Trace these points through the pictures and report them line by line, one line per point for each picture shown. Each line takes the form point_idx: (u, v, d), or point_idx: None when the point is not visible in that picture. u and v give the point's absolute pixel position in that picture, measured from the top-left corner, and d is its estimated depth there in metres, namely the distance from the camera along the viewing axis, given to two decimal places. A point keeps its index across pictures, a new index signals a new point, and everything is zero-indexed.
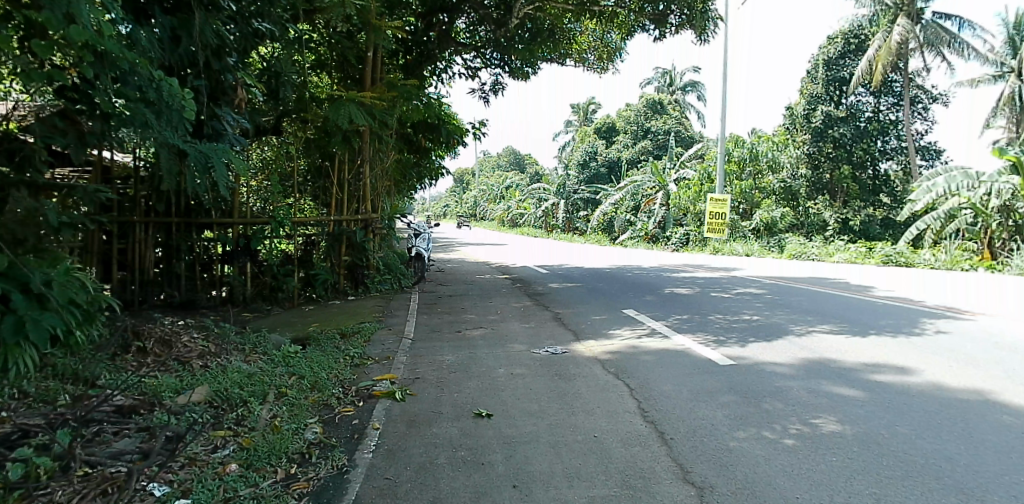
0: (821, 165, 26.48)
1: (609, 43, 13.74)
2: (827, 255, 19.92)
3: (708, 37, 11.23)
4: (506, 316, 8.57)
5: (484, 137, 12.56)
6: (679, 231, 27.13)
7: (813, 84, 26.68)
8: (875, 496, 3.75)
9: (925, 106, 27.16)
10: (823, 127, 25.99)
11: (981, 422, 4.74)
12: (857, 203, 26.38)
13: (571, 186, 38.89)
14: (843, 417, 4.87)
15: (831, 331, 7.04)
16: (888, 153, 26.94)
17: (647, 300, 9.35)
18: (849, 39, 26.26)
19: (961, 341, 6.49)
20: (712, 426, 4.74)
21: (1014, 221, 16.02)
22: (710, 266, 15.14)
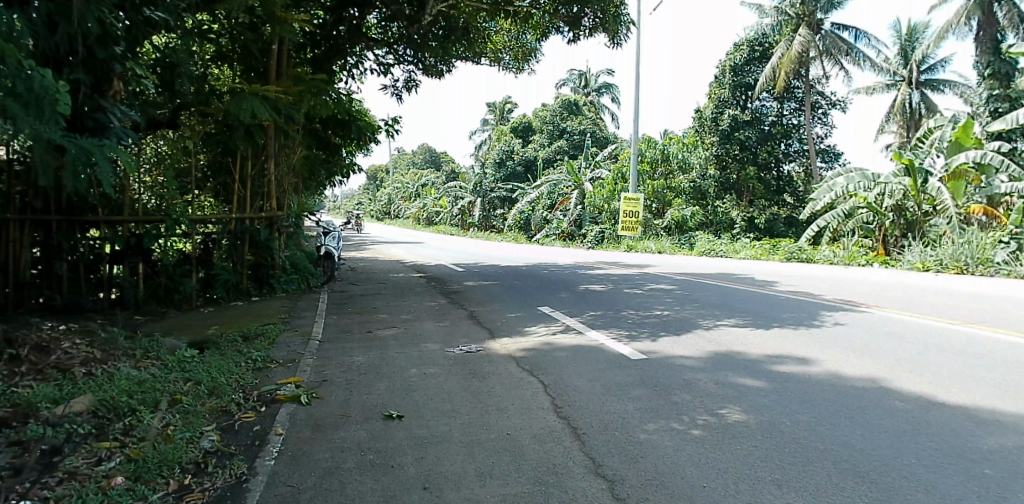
0: (728, 166, 27.87)
1: (524, 44, 13.88)
2: (733, 251, 20.83)
3: (620, 41, 11.52)
4: (419, 315, 8.43)
5: (396, 135, 12.35)
6: (594, 229, 27.51)
7: (721, 89, 28.13)
8: (777, 482, 3.92)
9: (824, 112, 29.11)
10: (729, 130, 27.54)
11: (875, 408, 5.03)
12: (762, 203, 27.91)
13: (487, 184, 39.23)
14: (747, 407, 5.03)
15: (737, 325, 7.30)
16: (790, 156, 28.71)
17: (564, 297, 9.41)
18: (754, 46, 28.02)
19: (857, 331, 6.88)
20: (623, 420, 4.81)
21: (905, 219, 17.01)
22: (624, 263, 15.47)
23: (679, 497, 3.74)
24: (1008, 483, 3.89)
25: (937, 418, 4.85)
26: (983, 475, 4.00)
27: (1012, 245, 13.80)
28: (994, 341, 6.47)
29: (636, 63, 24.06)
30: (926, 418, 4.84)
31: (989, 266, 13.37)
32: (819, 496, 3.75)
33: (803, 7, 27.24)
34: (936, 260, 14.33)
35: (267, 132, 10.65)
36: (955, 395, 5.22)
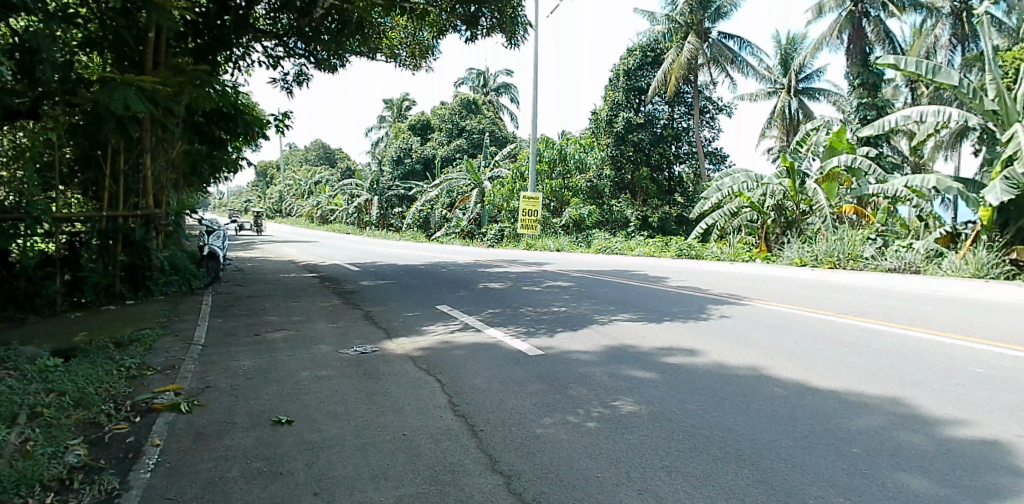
0: (624, 167, 29.93)
1: (422, 40, 13.77)
2: (627, 249, 21.71)
3: (517, 42, 11.69)
4: (312, 317, 8.20)
5: (288, 130, 11.87)
6: (494, 228, 27.92)
7: (615, 92, 29.99)
8: (666, 469, 4.11)
9: (711, 116, 30.86)
10: (624, 132, 29.55)
11: (756, 394, 5.37)
12: (655, 202, 29.72)
13: (385, 182, 39.69)
14: (638, 398, 5.23)
15: (630, 319, 7.57)
16: (681, 158, 30.52)
17: (462, 295, 9.44)
18: (646, 53, 29.65)
19: (740, 323, 7.33)
20: (520, 415, 4.88)
21: (785, 218, 18.26)
22: (522, 262, 15.73)
23: (574, 488, 3.84)
24: (871, 460, 4.28)
25: (810, 402, 5.24)
26: (852, 454, 4.39)
27: (878, 241, 15.08)
28: (859, 329, 7.08)
29: (534, 63, 24.44)
30: (801, 402, 5.24)
31: (858, 261, 14.55)
32: (706, 481, 3.97)
33: (693, 15, 28.22)
34: (812, 256, 15.39)
35: (142, 125, 10.01)
36: (826, 379, 5.67)
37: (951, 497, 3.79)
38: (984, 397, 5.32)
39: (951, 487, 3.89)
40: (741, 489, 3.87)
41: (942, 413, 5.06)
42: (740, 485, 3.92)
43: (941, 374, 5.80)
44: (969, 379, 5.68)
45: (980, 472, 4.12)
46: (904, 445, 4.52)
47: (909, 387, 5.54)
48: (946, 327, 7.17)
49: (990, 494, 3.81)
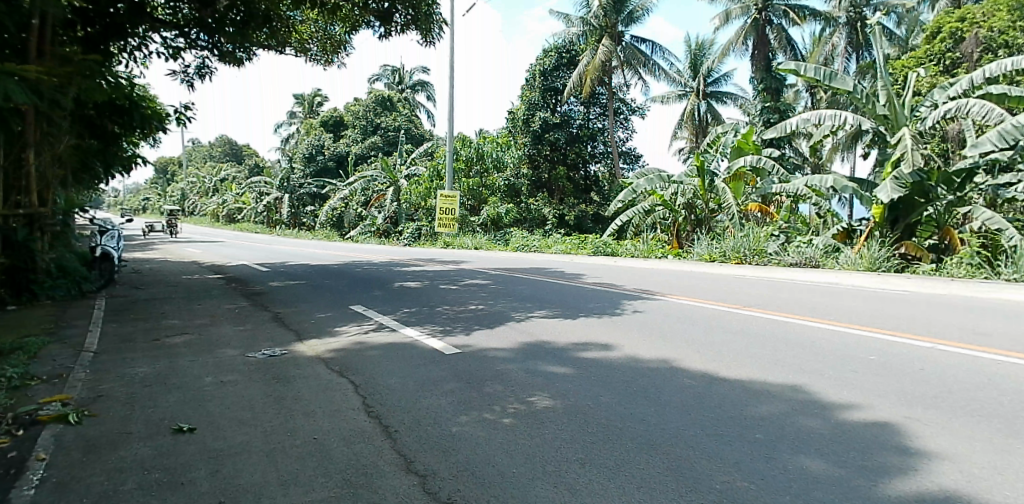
0: (540, 166, 30.22)
1: (332, 35, 13.40)
2: (546, 247, 22.09)
3: (432, 38, 11.69)
4: (216, 320, 7.88)
5: (190, 124, 11.27)
6: (411, 226, 28.01)
7: (532, 92, 30.40)
8: (581, 461, 4.22)
9: (625, 118, 32.00)
10: (540, 132, 29.88)
11: (667, 385, 5.58)
12: (571, 200, 30.26)
13: (296, 180, 38.92)
14: (554, 393, 5.33)
15: (546, 316, 7.69)
16: (596, 157, 31.47)
17: (376, 295, 9.32)
18: (561, 54, 30.29)
19: (653, 317, 7.57)
20: (436, 414, 4.88)
21: (696, 216, 19.12)
22: (440, 260, 15.70)
23: (489, 485, 3.88)
24: (773, 445, 4.54)
25: (717, 391, 5.50)
26: (756, 439, 4.64)
27: (781, 238, 15.92)
28: (763, 321, 7.47)
29: (449, 60, 24.28)
30: (708, 392, 5.48)
31: (763, 256, 15.26)
32: (619, 472, 4.09)
33: (606, 19, 29.09)
34: (721, 252, 16.17)
35: (24, 118, 9.23)
36: (732, 370, 5.95)
37: (844, 477, 4.08)
38: (874, 382, 5.74)
39: (844, 468, 4.19)
40: (653, 478, 4.01)
41: (838, 398, 5.43)
42: (651, 474, 4.07)
43: (836, 361, 6.21)
44: (862, 365, 6.11)
45: (870, 452, 4.45)
46: (803, 429, 4.83)
47: (808, 374, 5.90)
48: (841, 317, 7.69)
49: (878, 473, 4.14)
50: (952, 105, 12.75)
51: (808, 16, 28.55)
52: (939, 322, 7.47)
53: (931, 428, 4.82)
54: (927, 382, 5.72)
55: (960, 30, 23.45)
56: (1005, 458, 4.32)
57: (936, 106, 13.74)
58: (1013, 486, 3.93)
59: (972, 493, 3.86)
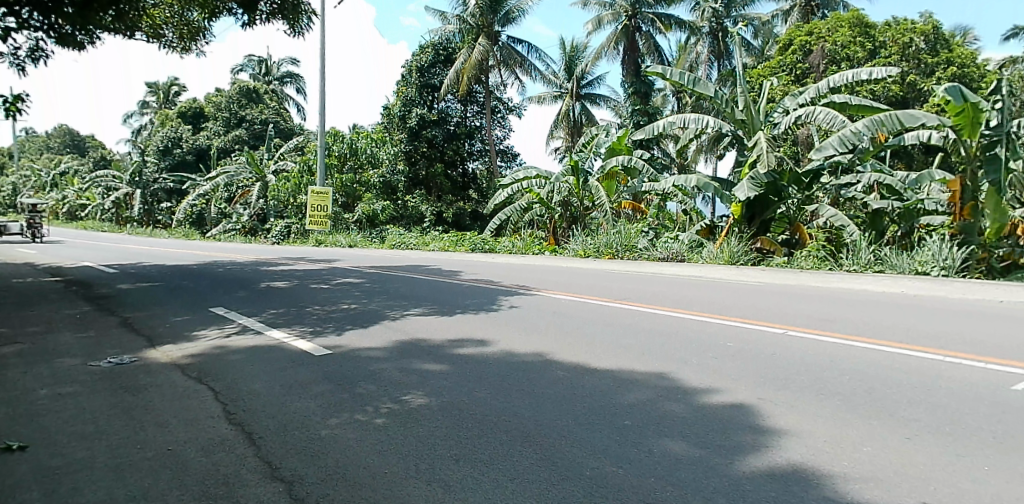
0: (417, 162, 30.30)
1: (190, 21, 12.36)
2: (424, 243, 23.11)
3: (300, 29, 11.38)
4: (54, 327, 7.24)
5: (21, 117, 10.22)
6: (280, 224, 28.95)
7: (408, 87, 30.32)
8: (455, 457, 4.26)
9: (503, 116, 32.67)
10: (417, 128, 29.71)
11: (540, 378, 5.74)
12: (449, 197, 30.49)
13: (149, 174, 40.14)
14: (429, 390, 5.34)
15: (422, 313, 7.70)
16: (474, 155, 31.82)
17: (241, 296, 8.94)
18: (438, 50, 30.32)
19: (528, 312, 7.77)
20: (304, 418, 4.75)
21: (571, 213, 19.97)
22: (311, 259, 15.35)
23: (360, 487, 3.83)
24: (639, 431, 4.79)
25: (588, 381, 5.72)
26: (624, 425, 4.88)
27: (651, 233, 17.01)
28: (632, 313, 7.87)
29: (320, 51, 23.86)
30: (580, 382, 5.69)
31: (634, 251, 16.45)
32: (492, 466, 4.18)
33: (483, 18, 29.57)
34: (595, 247, 17.12)
35: None
36: (602, 360, 6.21)
37: (704, 456, 4.39)
38: (731, 367, 6.20)
39: (703, 448, 4.51)
40: (526, 469, 4.13)
41: (699, 383, 5.81)
42: (523, 465, 4.19)
43: (700, 349, 6.64)
44: (721, 351, 6.58)
45: (728, 432, 4.81)
46: (667, 414, 5.13)
47: (673, 362, 6.27)
48: (704, 307, 8.23)
49: (732, 451, 4.49)
50: (802, 111, 14.05)
51: (674, 24, 30.24)
52: (786, 309, 8.21)
53: (782, 408, 5.28)
54: (778, 365, 6.27)
55: (808, 43, 26.03)
56: (843, 431, 4.82)
57: (787, 112, 14.86)
58: (849, 456, 4.40)
59: (815, 465, 4.27)
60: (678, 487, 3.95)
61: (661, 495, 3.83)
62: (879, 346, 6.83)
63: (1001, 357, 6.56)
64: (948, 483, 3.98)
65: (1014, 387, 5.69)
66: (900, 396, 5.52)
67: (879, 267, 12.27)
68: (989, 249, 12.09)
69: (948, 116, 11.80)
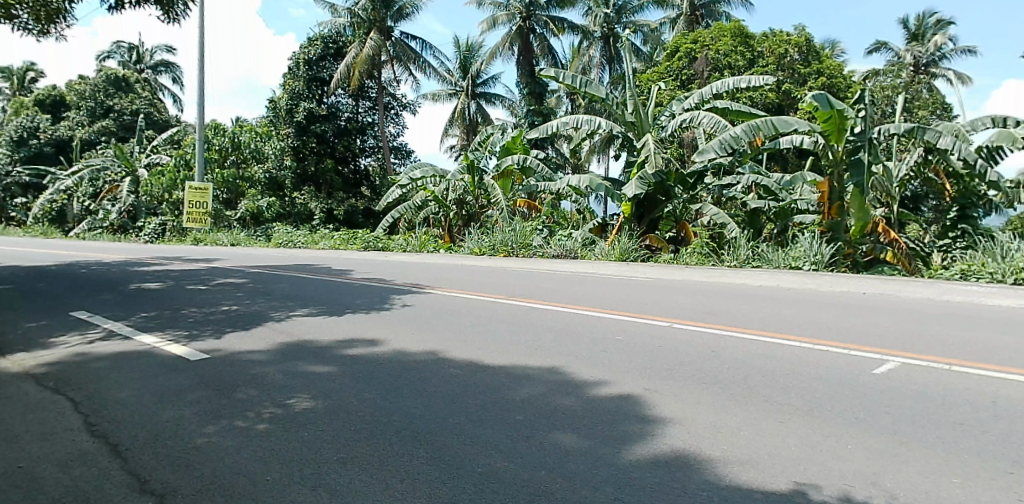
0: (306, 158, 31.45)
1: (49, 1, 11.28)
2: (313, 241, 23.30)
3: (176, 15, 10.74)
4: None
5: None
6: (153, 222, 28.62)
7: (294, 81, 31.15)
8: (342, 460, 4.18)
9: (395, 113, 35.21)
10: (305, 123, 30.81)
11: (431, 376, 5.75)
12: (340, 195, 32.43)
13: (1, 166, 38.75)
14: (315, 393, 5.22)
15: (309, 314, 7.56)
16: (366, 151, 33.67)
17: (107, 299, 8.39)
18: (327, 43, 31.74)
19: (422, 311, 7.80)
20: (178, 427, 4.53)
21: (466, 212, 20.38)
22: (187, 258, 14.79)
23: (239, 495, 3.69)
24: (530, 425, 4.90)
25: (481, 378, 5.79)
26: (516, 421, 4.97)
27: (545, 231, 17.73)
28: (526, 309, 8.05)
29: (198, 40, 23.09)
30: (472, 379, 5.74)
31: (528, 249, 16.72)
32: (381, 467, 4.14)
33: (375, 12, 31.08)
34: (489, 245, 17.40)
35: None
36: (494, 357, 6.30)
37: (592, 448, 4.53)
38: (619, 359, 6.46)
39: (591, 440, 4.66)
40: (416, 469, 4.11)
41: (589, 376, 6.00)
42: (412, 464, 4.17)
43: (590, 343, 6.87)
44: (609, 345, 6.85)
45: (615, 423, 5.00)
46: (557, 407, 5.27)
47: (564, 356, 6.46)
48: (595, 302, 8.53)
49: (620, 442, 4.66)
50: (686, 116, 14.85)
51: (567, 28, 31.03)
52: (671, 302, 8.67)
53: (667, 397, 5.55)
54: (662, 356, 6.59)
55: (694, 51, 27.36)
56: (722, 418, 5.13)
57: (674, 116, 15.77)
58: (727, 440, 4.68)
59: (695, 450, 4.51)
60: (567, 478, 4.05)
61: (550, 487, 3.92)
62: (754, 335, 7.34)
63: (860, 343, 7.22)
64: (814, 461, 4.31)
65: (871, 371, 6.27)
66: (772, 382, 5.95)
67: (756, 262, 13.18)
68: (853, 245, 13.20)
69: (818, 122, 12.76)
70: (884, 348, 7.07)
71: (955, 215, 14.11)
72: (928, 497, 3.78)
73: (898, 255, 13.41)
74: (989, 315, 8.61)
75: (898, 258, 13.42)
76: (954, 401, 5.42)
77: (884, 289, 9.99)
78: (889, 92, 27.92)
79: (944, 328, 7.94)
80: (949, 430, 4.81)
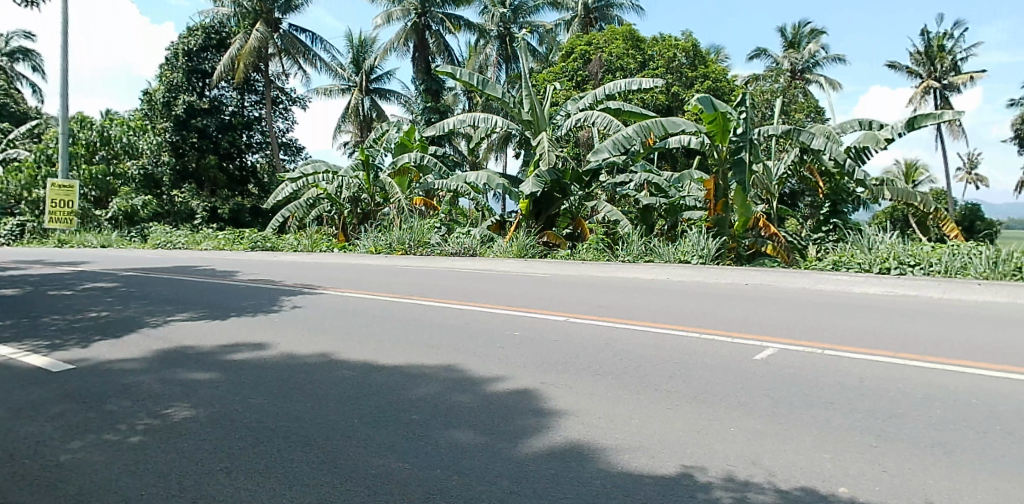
0: (186, 154, 31.07)
1: None
2: (196, 243, 22.92)
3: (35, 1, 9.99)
4: None
5: None
6: (10, 223, 26.55)
7: (174, 73, 30.56)
8: (226, 470, 4.01)
9: (284, 108, 35.20)
10: (185, 117, 30.22)
11: (323, 378, 5.65)
12: (224, 193, 32.35)
13: None
14: (196, 401, 5.01)
15: (189, 319, 7.31)
16: (254, 147, 33.70)
17: None
18: (209, 34, 31.28)
19: (315, 314, 7.68)
20: (38, 444, 4.20)
21: (361, 210, 20.29)
22: (48, 261, 13.94)
23: None
24: (426, 424, 4.89)
25: (374, 378, 5.74)
26: (411, 420, 4.95)
27: (444, 229, 17.72)
28: (422, 308, 8.08)
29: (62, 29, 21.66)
30: (365, 380, 5.69)
31: (425, 246, 17.01)
32: (268, 475, 4.00)
33: (261, 4, 30.07)
34: (386, 244, 17.52)
35: None
36: (389, 357, 6.28)
37: (489, 443, 4.58)
38: (517, 354, 6.59)
39: (488, 435, 4.72)
40: (306, 475, 4.00)
41: (485, 372, 6.09)
42: (302, 469, 4.06)
43: (488, 339, 6.98)
44: (507, 340, 6.98)
45: (511, 418, 5.09)
46: (453, 405, 5.30)
47: (461, 353, 6.52)
48: (493, 299, 8.67)
49: (516, 436, 4.73)
50: (581, 115, 15.29)
51: (463, 25, 30.95)
52: (568, 297, 8.96)
53: (560, 390, 5.74)
54: (558, 350, 6.79)
55: (588, 52, 28.05)
56: (614, 407, 5.34)
57: (569, 115, 16.11)
58: (618, 429, 4.88)
59: (587, 440, 4.67)
60: (463, 474, 4.06)
61: (447, 484, 3.92)
62: (646, 327, 7.69)
63: (739, 331, 7.75)
64: (698, 445, 4.56)
65: (753, 357, 6.73)
66: (662, 371, 6.26)
67: (649, 257, 13.72)
68: (737, 239, 14.20)
69: (704, 124, 13.46)
70: (764, 335, 7.60)
71: (828, 210, 15.64)
72: (801, 472, 4.07)
73: (778, 248, 14.44)
74: (854, 302, 9.46)
75: (778, 250, 14.49)
76: (824, 383, 5.89)
77: (761, 279, 10.76)
78: (768, 95, 30.03)
79: (816, 314, 8.64)
80: (821, 409, 5.22)
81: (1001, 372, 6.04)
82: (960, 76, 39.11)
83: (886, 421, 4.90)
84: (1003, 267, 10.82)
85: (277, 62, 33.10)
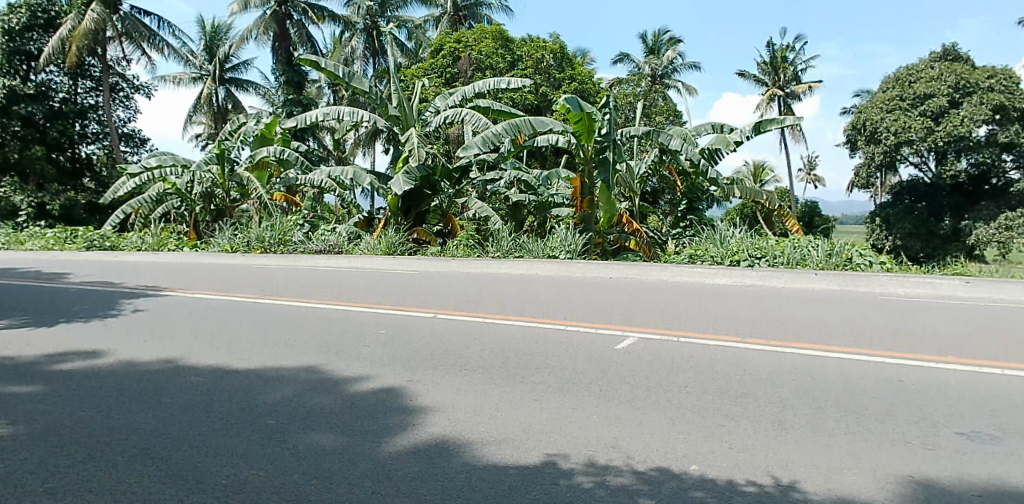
0: (8, 145, 27.64)
1: None
2: (20, 241, 21.16)
3: None
4: None
5: None
6: None
7: None
8: (52, 490, 3.70)
9: (125, 96, 32.61)
10: (6, 104, 27.27)
11: (168, 385, 5.36)
12: (54, 188, 29.23)
13: None
14: (15, 418, 4.58)
15: (9, 327, 6.70)
16: (90, 137, 31.79)
17: None
18: (36, 12, 28.76)
19: (164, 318, 7.23)
20: None
21: (214, 205, 19.44)
22: None
23: None
24: (284, 428, 4.77)
25: (227, 383, 5.51)
26: (267, 425, 4.80)
27: (306, 226, 17.43)
28: (283, 309, 7.84)
29: None
30: (216, 385, 5.45)
31: (287, 244, 16.61)
32: (101, 493, 3.72)
33: None
34: (243, 242, 17.08)
35: None
36: (244, 361, 6.05)
37: (351, 444, 4.54)
38: (384, 353, 6.56)
39: (350, 436, 4.68)
40: (147, 490, 3.77)
41: (349, 372, 6.02)
42: (139, 485, 3.82)
43: (352, 339, 6.90)
44: (373, 339, 6.94)
45: (375, 417, 5.07)
46: (313, 407, 5.21)
47: (323, 354, 6.40)
48: (360, 297, 8.56)
49: (381, 435, 4.73)
50: (450, 112, 15.35)
51: (327, 16, 30.09)
52: (438, 293, 9.02)
53: (424, 386, 5.80)
54: (426, 346, 6.85)
55: (456, 50, 28.18)
56: (479, 402, 5.47)
57: (438, 111, 16.15)
58: (483, 423, 5.01)
59: (450, 436, 4.76)
60: (322, 478, 3.99)
61: (302, 489, 3.85)
62: (515, 322, 7.92)
63: (602, 322, 8.18)
64: (555, 434, 4.78)
65: (615, 346, 7.14)
66: (528, 363, 6.49)
67: (518, 252, 14.19)
68: (603, 234, 14.98)
69: (571, 124, 13.98)
70: (623, 325, 8.06)
71: (685, 207, 16.97)
72: (655, 453, 4.40)
73: (640, 243, 15.33)
74: (706, 292, 10.28)
75: (640, 244, 15.31)
76: (677, 369, 6.36)
77: (623, 272, 11.41)
78: (631, 99, 31.66)
79: (672, 304, 9.28)
80: (676, 393, 5.65)
81: (828, 352, 6.81)
82: (800, 85, 43.24)
83: (730, 402, 5.38)
84: (835, 258, 12.31)
85: (116, 46, 30.39)
